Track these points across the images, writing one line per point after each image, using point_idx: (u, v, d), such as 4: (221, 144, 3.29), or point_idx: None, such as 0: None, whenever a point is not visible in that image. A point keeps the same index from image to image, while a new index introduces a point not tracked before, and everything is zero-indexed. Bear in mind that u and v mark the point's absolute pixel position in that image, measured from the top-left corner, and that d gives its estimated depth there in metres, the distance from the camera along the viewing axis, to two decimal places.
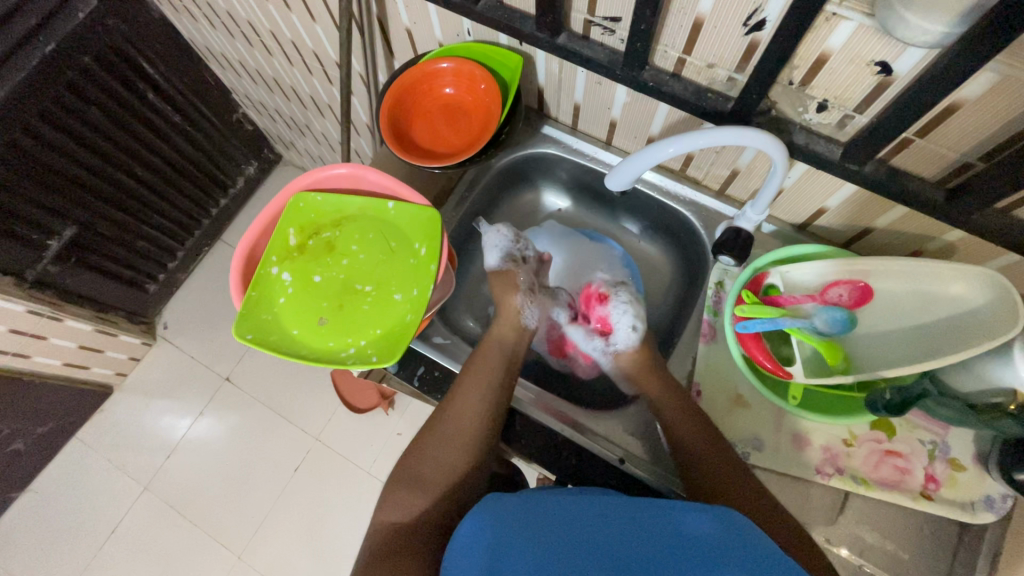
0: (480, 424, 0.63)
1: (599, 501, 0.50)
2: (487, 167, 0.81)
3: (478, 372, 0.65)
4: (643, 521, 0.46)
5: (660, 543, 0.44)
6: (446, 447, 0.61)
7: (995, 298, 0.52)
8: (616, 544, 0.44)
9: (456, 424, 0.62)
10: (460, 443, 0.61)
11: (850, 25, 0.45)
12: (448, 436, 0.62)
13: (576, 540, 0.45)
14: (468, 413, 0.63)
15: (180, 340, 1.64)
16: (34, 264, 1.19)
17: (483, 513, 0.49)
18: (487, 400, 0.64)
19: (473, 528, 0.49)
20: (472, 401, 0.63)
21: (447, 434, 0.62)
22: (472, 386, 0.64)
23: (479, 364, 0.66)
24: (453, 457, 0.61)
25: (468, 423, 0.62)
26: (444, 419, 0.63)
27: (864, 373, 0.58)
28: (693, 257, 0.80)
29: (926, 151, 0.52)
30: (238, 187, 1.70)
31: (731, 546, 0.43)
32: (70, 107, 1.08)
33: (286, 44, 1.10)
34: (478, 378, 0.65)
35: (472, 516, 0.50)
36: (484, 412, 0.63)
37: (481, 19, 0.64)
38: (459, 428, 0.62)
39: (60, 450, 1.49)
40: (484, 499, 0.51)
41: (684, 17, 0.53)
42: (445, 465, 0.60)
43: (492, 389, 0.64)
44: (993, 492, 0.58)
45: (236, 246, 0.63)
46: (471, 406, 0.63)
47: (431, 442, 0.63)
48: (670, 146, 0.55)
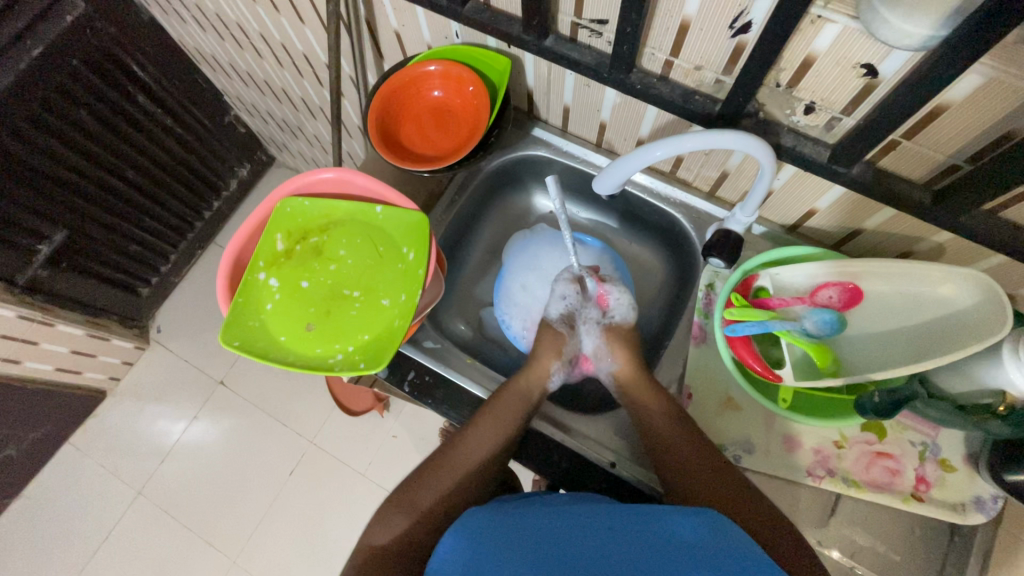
0: (491, 464, 0.63)
1: (587, 511, 0.50)
2: (477, 170, 0.80)
3: (502, 412, 0.64)
4: (629, 529, 0.46)
5: (646, 550, 0.44)
6: (448, 474, 0.62)
7: (982, 299, 0.52)
8: (602, 553, 0.44)
9: (463, 455, 0.62)
10: (464, 476, 0.62)
11: (836, 28, 0.45)
12: (452, 465, 0.62)
13: (561, 548, 0.45)
14: (480, 452, 0.63)
15: (173, 344, 1.63)
16: (24, 269, 1.18)
17: (468, 527, 0.50)
18: (502, 443, 0.63)
19: (458, 540, 0.49)
20: (489, 444, 0.63)
21: (452, 464, 0.62)
22: (490, 427, 0.64)
23: (504, 406, 0.65)
24: (450, 485, 0.61)
25: (479, 460, 0.62)
26: (452, 449, 0.63)
27: (854, 375, 0.58)
28: (684, 259, 0.79)
29: (914, 153, 0.52)
30: (231, 189, 1.69)
31: (716, 552, 0.43)
32: (58, 110, 1.07)
33: (275, 46, 1.09)
34: (499, 421, 0.64)
35: (457, 528, 0.50)
36: (498, 455, 0.63)
37: (468, 22, 0.64)
38: (466, 462, 0.62)
39: (53, 456, 1.49)
40: (469, 514, 0.51)
41: (670, 20, 0.53)
42: (442, 489, 0.61)
43: (512, 434, 0.64)
44: (983, 493, 0.58)
45: (222, 252, 0.62)
46: (487, 448, 0.63)
47: (435, 465, 0.63)
48: (658, 149, 0.54)
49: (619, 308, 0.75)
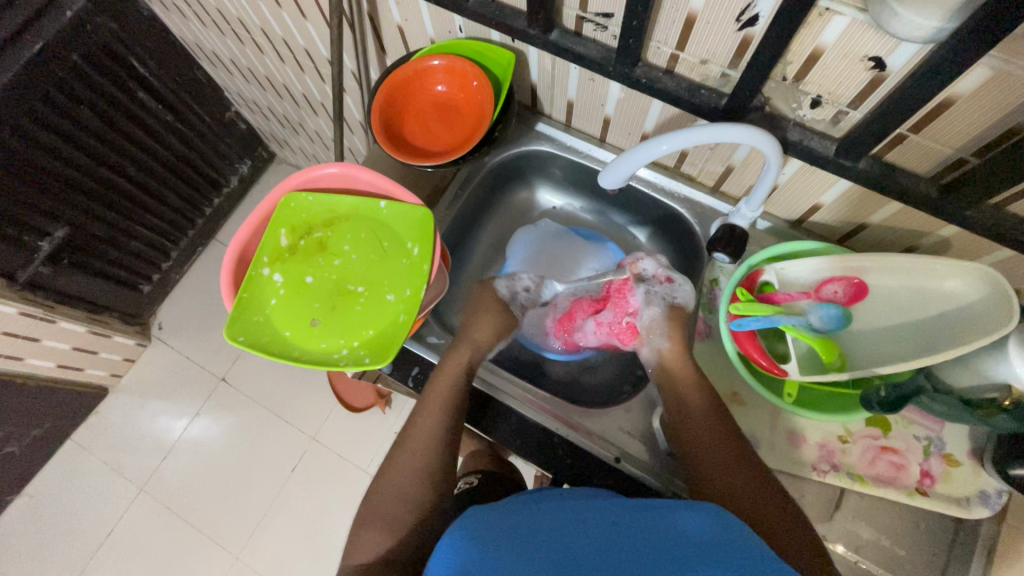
0: (438, 449, 0.61)
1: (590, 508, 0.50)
2: (481, 165, 0.80)
3: (438, 393, 0.63)
4: (632, 525, 0.46)
5: (649, 542, 0.44)
6: (402, 471, 0.60)
7: (989, 294, 0.52)
8: (602, 546, 0.45)
9: (410, 448, 0.61)
10: (418, 467, 0.60)
11: (844, 20, 0.45)
12: (403, 461, 0.61)
13: (564, 542, 0.45)
14: (424, 439, 0.61)
15: (175, 341, 1.63)
16: (26, 266, 1.18)
17: (470, 525, 0.49)
18: (443, 423, 0.62)
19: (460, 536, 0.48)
20: (430, 425, 0.61)
21: (403, 461, 0.61)
22: (429, 410, 0.62)
23: (440, 383, 0.64)
24: (410, 482, 0.59)
25: (425, 447, 0.61)
26: (403, 444, 0.62)
27: (860, 370, 0.58)
28: (688, 254, 0.79)
29: (921, 147, 0.52)
30: (232, 186, 1.69)
31: (719, 546, 0.43)
32: (60, 107, 1.07)
33: (277, 42, 1.09)
34: (437, 400, 0.63)
35: (457, 526, 0.49)
36: (439, 436, 0.61)
37: (472, 15, 0.63)
38: (416, 454, 0.61)
39: (55, 453, 1.49)
40: (468, 514, 0.51)
41: (676, 13, 0.53)
42: (403, 488, 0.59)
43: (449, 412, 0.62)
44: (988, 487, 0.58)
45: (227, 247, 0.62)
46: (428, 430, 0.61)
47: (390, 465, 0.61)
48: (664, 143, 0.54)
49: (685, 292, 0.70)
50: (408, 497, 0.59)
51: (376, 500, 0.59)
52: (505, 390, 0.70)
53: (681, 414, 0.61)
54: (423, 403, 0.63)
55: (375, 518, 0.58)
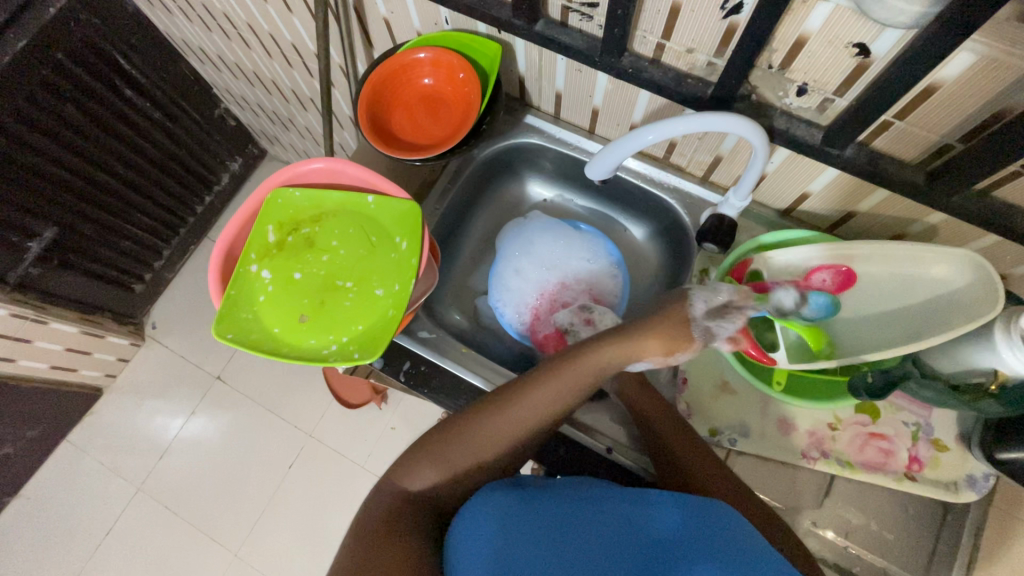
0: (539, 427, 0.57)
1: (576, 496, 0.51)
2: (470, 158, 0.80)
3: (570, 376, 0.56)
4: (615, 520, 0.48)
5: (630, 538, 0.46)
6: (499, 431, 0.55)
7: (976, 279, 0.52)
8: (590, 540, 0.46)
9: (513, 417, 0.55)
10: (514, 440, 0.56)
11: (828, 7, 0.44)
12: (498, 426, 0.56)
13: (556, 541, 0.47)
14: (534, 418, 0.56)
15: (169, 340, 1.62)
16: (15, 267, 1.17)
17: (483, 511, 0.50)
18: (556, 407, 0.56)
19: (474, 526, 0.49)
20: (543, 406, 0.56)
21: (501, 425, 0.55)
22: (552, 392, 0.56)
23: (574, 369, 0.57)
24: (498, 444, 0.56)
25: (531, 423, 0.56)
26: (504, 408, 0.56)
27: (847, 357, 0.58)
28: (678, 245, 0.79)
29: (907, 133, 0.52)
30: (223, 183, 1.68)
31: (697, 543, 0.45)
32: (44, 105, 1.06)
33: (263, 36, 1.07)
34: (566, 387, 0.57)
35: (472, 513, 0.50)
36: (549, 418, 0.56)
37: (458, 7, 0.63)
38: (515, 427, 0.56)
39: (51, 454, 1.49)
40: (485, 494, 0.52)
41: (661, 2, 0.53)
42: (489, 446, 0.55)
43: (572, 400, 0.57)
44: (976, 471, 0.59)
45: (214, 244, 0.62)
46: (542, 411, 0.56)
47: (485, 415, 0.56)
48: (651, 133, 0.54)
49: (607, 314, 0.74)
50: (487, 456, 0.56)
51: (456, 440, 0.55)
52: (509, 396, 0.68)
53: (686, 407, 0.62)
54: (550, 380, 0.56)
55: (429, 461, 0.55)
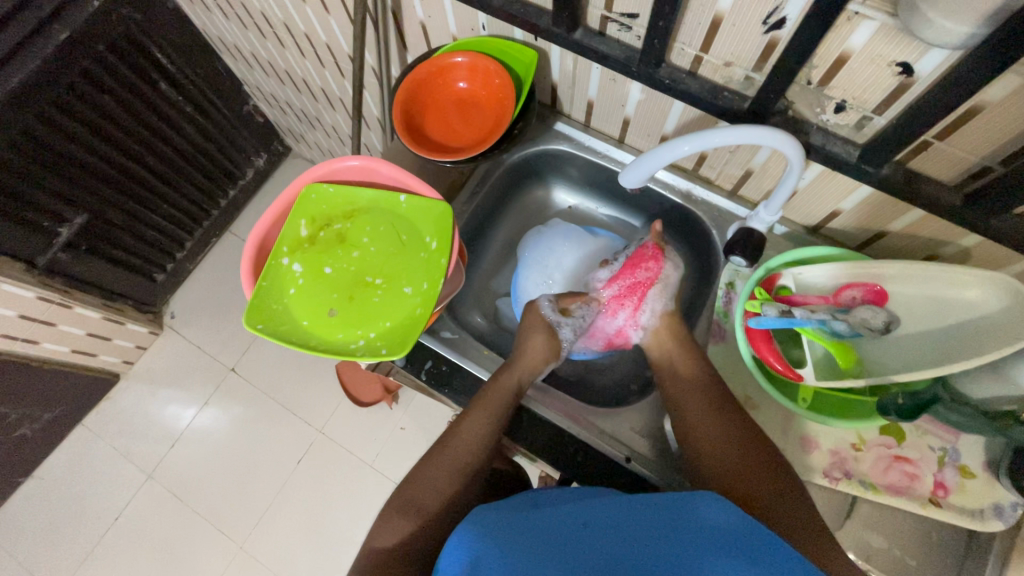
0: (480, 456, 0.63)
1: (571, 506, 0.52)
2: (499, 162, 0.80)
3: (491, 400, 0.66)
4: (629, 518, 0.48)
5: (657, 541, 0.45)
6: (443, 467, 0.62)
7: (1010, 304, 0.51)
8: (600, 542, 0.46)
9: (451, 450, 0.63)
10: (455, 470, 0.61)
11: (873, 25, 0.45)
12: (443, 463, 0.62)
13: (552, 548, 0.46)
14: (476, 441, 0.63)
15: (186, 330, 1.64)
16: (45, 251, 1.19)
17: (469, 527, 0.49)
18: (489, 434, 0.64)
19: (461, 542, 0.48)
20: (478, 430, 0.63)
21: (446, 461, 0.62)
22: (480, 416, 0.64)
23: (496, 390, 0.66)
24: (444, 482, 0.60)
25: (469, 455, 0.62)
26: (444, 446, 0.63)
27: (876, 377, 0.57)
28: (703, 257, 0.79)
29: (945, 154, 0.51)
30: (248, 179, 1.71)
31: (715, 535, 0.45)
32: (84, 95, 1.09)
33: (298, 36, 1.10)
34: (490, 404, 0.65)
35: (453, 538, 0.49)
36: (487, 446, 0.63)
37: (496, 13, 0.64)
38: (455, 457, 0.62)
39: (67, 436, 1.51)
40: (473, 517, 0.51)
41: (702, 15, 0.53)
42: (440, 482, 0.60)
43: (498, 422, 0.64)
44: (1003, 500, 0.57)
45: (248, 235, 0.63)
46: (479, 437, 0.63)
47: (432, 460, 0.62)
48: (686, 144, 0.55)
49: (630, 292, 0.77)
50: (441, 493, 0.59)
51: (411, 486, 0.61)
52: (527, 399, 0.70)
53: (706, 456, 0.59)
54: (478, 404, 0.65)
55: (409, 505, 0.59)
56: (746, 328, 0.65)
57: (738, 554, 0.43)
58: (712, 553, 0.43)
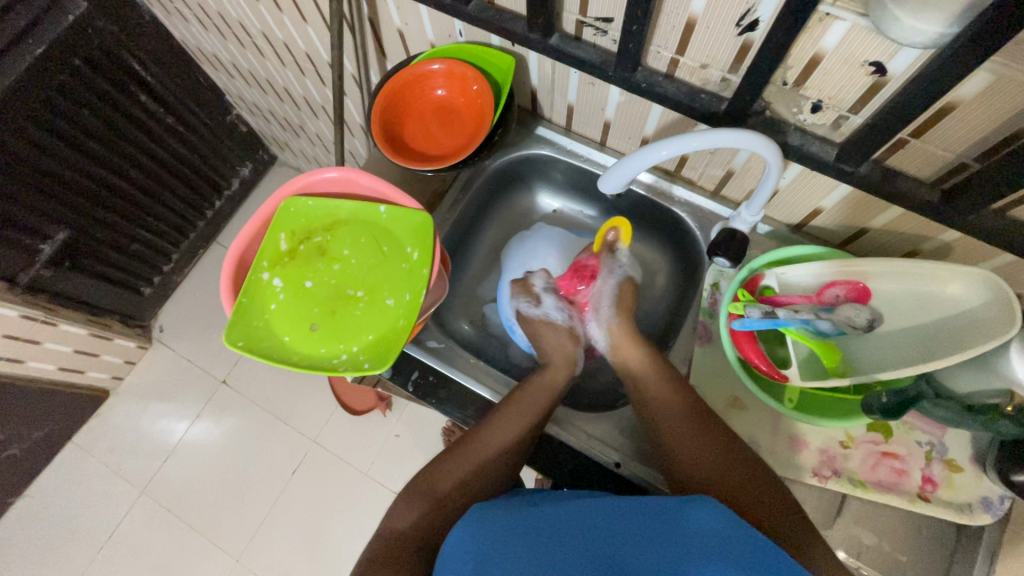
0: (506, 458, 0.63)
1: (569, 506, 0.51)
2: (482, 169, 0.80)
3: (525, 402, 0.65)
4: (623, 523, 0.47)
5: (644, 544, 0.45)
6: (465, 461, 0.62)
7: (992, 299, 0.51)
8: (588, 548, 0.45)
9: (477, 447, 0.63)
10: (479, 466, 0.62)
11: (844, 26, 0.45)
12: (466, 458, 0.62)
13: (539, 555, 0.46)
14: (501, 443, 0.63)
15: (176, 343, 1.63)
16: (27, 268, 1.17)
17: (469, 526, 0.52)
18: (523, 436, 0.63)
19: (459, 539, 0.51)
20: (510, 431, 0.63)
21: (467, 455, 0.63)
22: (514, 417, 0.64)
23: (534, 393, 0.66)
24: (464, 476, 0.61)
25: (496, 453, 0.62)
26: (469, 441, 0.64)
27: (862, 375, 0.57)
28: (689, 258, 0.79)
29: (922, 151, 0.51)
30: (233, 189, 1.69)
31: (710, 540, 0.43)
32: (61, 110, 1.07)
33: (277, 45, 1.09)
34: (527, 405, 0.65)
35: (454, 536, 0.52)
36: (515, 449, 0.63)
37: (471, 20, 0.63)
38: (478, 454, 0.63)
39: (57, 454, 1.49)
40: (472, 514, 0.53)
41: (676, 18, 0.53)
42: (459, 477, 0.61)
43: (529, 426, 0.64)
44: (991, 493, 0.58)
45: (227, 251, 0.62)
46: (508, 439, 0.63)
47: (455, 453, 0.63)
48: (664, 147, 0.54)
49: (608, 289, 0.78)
50: (456, 485, 0.61)
51: (431, 474, 0.62)
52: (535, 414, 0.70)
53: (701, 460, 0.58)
54: (510, 406, 0.64)
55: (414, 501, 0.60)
56: (731, 330, 0.65)
57: (731, 560, 0.41)
58: (700, 559, 0.42)
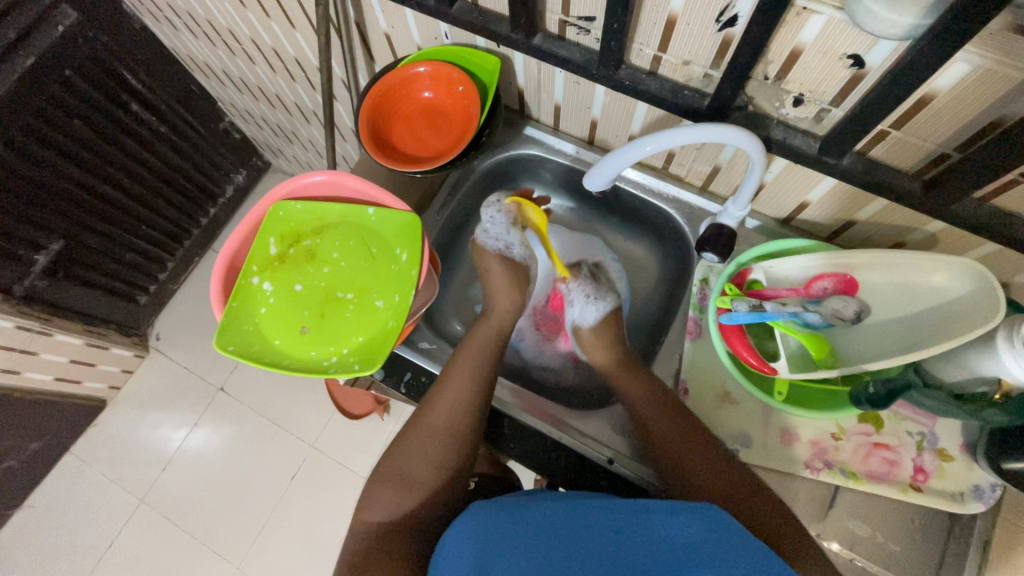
0: (460, 425, 0.61)
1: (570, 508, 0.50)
2: (471, 169, 0.80)
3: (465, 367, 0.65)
4: (623, 527, 0.46)
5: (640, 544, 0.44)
6: (424, 442, 0.61)
7: (977, 288, 0.52)
8: (586, 554, 0.44)
9: (432, 423, 0.61)
10: (438, 442, 0.61)
11: (821, 19, 0.45)
12: (424, 437, 0.61)
13: (534, 560, 0.45)
14: (450, 411, 0.62)
15: (172, 351, 1.63)
16: (21, 279, 1.17)
17: (466, 524, 0.51)
18: (475, 397, 0.63)
19: (456, 536, 0.51)
20: (463, 393, 0.62)
21: (425, 432, 0.61)
22: (463, 377, 0.64)
23: (474, 349, 0.67)
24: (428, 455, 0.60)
25: (451, 426, 0.61)
26: (423, 417, 0.62)
27: (850, 367, 0.57)
28: (678, 254, 0.80)
29: (904, 142, 0.52)
30: (228, 197, 1.70)
31: (708, 552, 0.42)
32: (52, 121, 1.07)
33: (267, 51, 1.09)
34: (469, 364, 0.65)
35: (451, 532, 0.51)
36: (467, 417, 0.62)
37: (456, 22, 0.64)
38: (435, 429, 0.61)
39: (56, 465, 1.49)
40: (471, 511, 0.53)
41: (657, 16, 0.53)
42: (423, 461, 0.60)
43: (474, 391, 0.63)
44: (982, 481, 0.58)
45: (217, 256, 0.62)
46: (458, 406, 0.62)
47: (411, 434, 0.62)
48: (648, 145, 0.55)
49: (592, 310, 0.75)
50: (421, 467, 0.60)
51: (393, 461, 0.61)
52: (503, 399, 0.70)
53: (689, 449, 0.58)
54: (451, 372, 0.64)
55: (386, 491, 0.59)
56: (720, 324, 0.65)
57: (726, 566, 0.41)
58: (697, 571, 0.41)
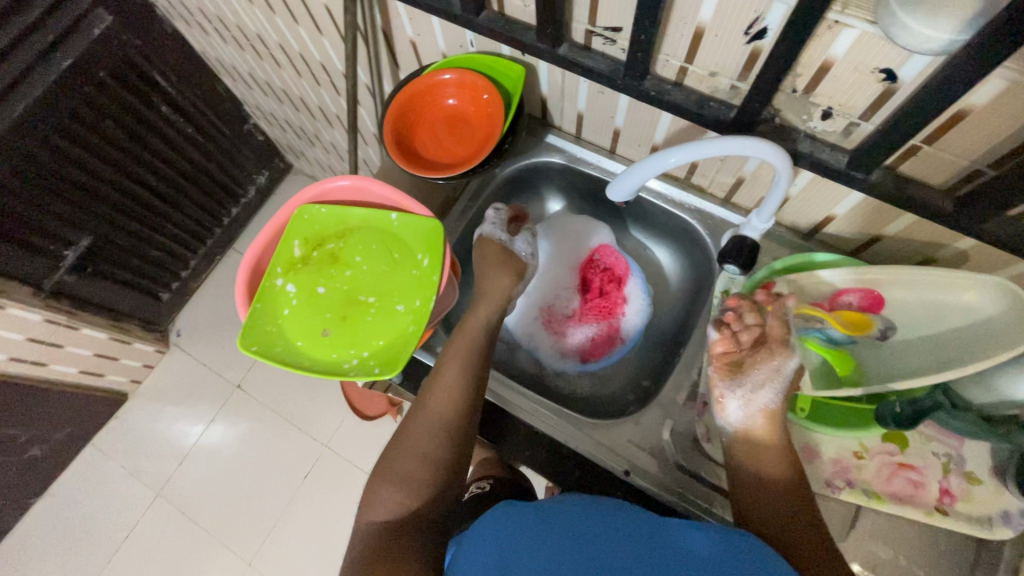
0: (457, 411, 0.61)
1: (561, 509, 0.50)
2: (492, 176, 0.81)
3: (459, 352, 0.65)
4: (634, 531, 0.47)
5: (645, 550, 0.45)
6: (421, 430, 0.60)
7: (1010, 309, 0.50)
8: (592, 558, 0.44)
9: (429, 411, 0.61)
10: (436, 429, 0.60)
11: (854, 33, 0.45)
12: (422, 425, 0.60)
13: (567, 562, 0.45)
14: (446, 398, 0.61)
15: (192, 347, 1.66)
16: (51, 274, 1.21)
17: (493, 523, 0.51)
18: (466, 388, 0.62)
19: (485, 535, 0.50)
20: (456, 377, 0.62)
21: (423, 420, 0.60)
22: (455, 368, 0.63)
23: (462, 340, 0.66)
24: (428, 442, 0.59)
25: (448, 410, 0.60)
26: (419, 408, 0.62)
27: (875, 385, 0.56)
28: (699, 265, 0.79)
29: (935, 158, 0.51)
30: (250, 197, 1.73)
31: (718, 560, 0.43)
32: (85, 122, 1.10)
33: (293, 56, 1.11)
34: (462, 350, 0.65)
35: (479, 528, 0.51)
36: (462, 400, 0.61)
37: (482, 31, 0.64)
38: (432, 416, 0.60)
39: (77, 457, 1.52)
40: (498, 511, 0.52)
41: (684, 27, 0.53)
42: (422, 448, 0.59)
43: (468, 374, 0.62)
44: (1012, 507, 0.56)
45: (243, 257, 0.64)
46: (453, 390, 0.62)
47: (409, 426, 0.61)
48: (673, 156, 0.54)
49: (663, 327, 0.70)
50: (421, 456, 0.58)
51: (394, 454, 0.59)
52: (518, 407, 0.69)
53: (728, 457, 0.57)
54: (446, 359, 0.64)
55: (389, 484, 0.57)
56: None
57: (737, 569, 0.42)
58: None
